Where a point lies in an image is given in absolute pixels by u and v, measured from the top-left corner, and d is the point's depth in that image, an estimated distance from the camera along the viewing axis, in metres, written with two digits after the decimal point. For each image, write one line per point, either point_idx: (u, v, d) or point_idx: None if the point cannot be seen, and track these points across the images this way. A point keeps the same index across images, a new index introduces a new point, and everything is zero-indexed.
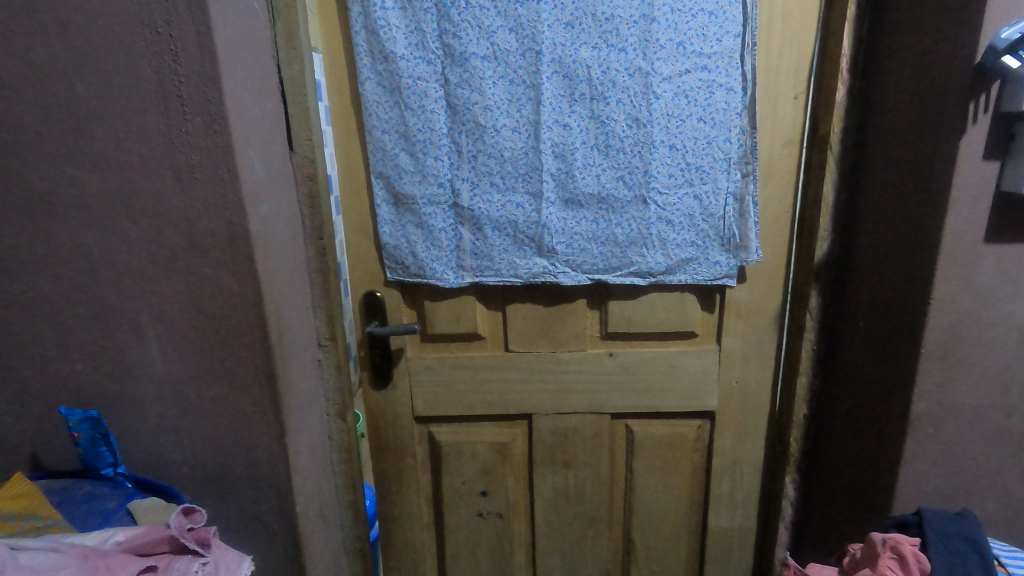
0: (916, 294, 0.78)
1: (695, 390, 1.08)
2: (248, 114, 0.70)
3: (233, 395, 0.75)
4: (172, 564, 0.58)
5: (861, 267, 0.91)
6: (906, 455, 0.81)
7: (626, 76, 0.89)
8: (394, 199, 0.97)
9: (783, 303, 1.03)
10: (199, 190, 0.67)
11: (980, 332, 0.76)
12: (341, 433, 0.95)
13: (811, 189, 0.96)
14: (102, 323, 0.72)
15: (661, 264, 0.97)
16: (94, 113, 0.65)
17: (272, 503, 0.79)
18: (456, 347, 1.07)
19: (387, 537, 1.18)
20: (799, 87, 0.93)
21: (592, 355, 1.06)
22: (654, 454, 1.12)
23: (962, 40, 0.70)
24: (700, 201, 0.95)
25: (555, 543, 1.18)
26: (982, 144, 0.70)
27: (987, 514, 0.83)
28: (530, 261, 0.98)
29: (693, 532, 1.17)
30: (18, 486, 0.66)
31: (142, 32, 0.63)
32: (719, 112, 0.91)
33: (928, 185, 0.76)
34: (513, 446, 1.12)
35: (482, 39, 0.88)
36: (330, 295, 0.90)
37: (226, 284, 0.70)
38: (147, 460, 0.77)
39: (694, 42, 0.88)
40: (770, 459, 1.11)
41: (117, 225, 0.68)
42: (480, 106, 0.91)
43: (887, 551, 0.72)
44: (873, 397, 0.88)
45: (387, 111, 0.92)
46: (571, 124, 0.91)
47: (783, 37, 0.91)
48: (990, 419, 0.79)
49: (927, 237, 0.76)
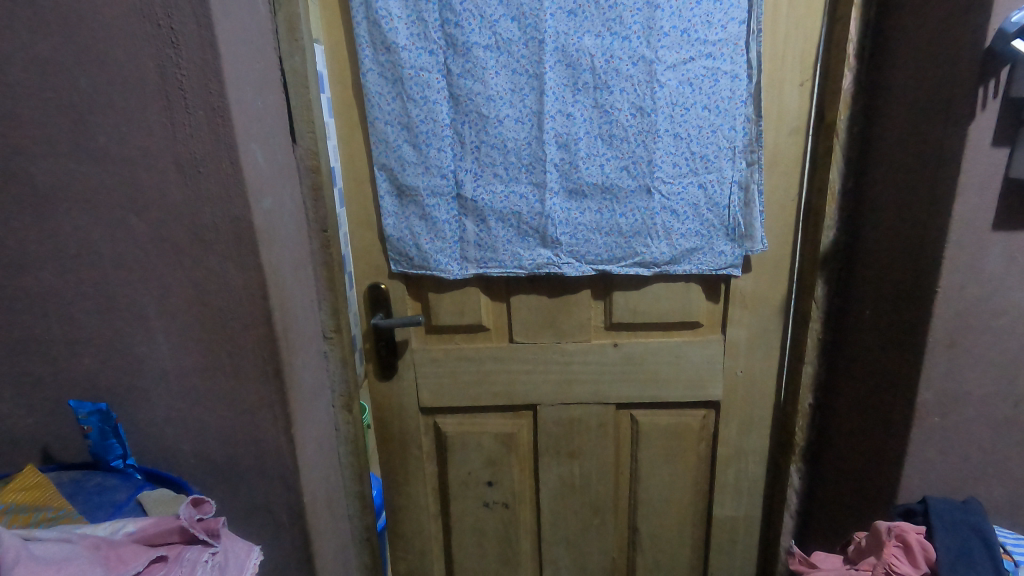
0: (922, 283, 0.78)
1: (700, 380, 1.08)
2: (250, 106, 0.70)
3: (240, 387, 0.75)
4: (183, 554, 0.59)
5: (868, 256, 0.91)
6: (912, 442, 0.81)
7: (630, 65, 0.88)
8: (397, 191, 0.97)
9: (788, 293, 1.02)
10: (202, 182, 0.67)
11: (987, 321, 0.75)
12: (347, 425, 0.95)
13: (816, 177, 0.95)
14: (108, 316, 0.73)
15: (666, 254, 0.97)
16: (95, 108, 0.65)
17: (281, 494, 0.80)
18: (460, 339, 1.08)
19: (395, 527, 1.19)
20: (804, 74, 0.92)
21: (597, 346, 1.06)
22: (659, 444, 1.12)
23: (971, 24, 0.69)
24: (705, 190, 0.94)
25: (561, 532, 1.18)
26: (990, 131, 0.69)
27: (993, 502, 0.82)
28: (534, 252, 0.97)
29: (698, 521, 1.18)
30: (29, 480, 0.67)
31: (142, 24, 0.63)
32: (723, 100, 0.90)
33: (934, 173, 0.75)
34: (518, 437, 1.13)
35: (484, 29, 0.88)
36: (335, 287, 0.90)
37: (231, 277, 0.71)
38: (155, 452, 0.78)
39: (698, 29, 0.87)
40: (775, 449, 1.12)
41: (123, 219, 0.69)
42: (482, 96, 0.90)
43: (892, 540, 0.72)
44: (879, 386, 0.88)
45: (389, 102, 0.92)
46: (574, 113, 0.91)
47: (789, 23, 0.90)
48: (996, 408, 0.78)
49: (934, 224, 0.75)
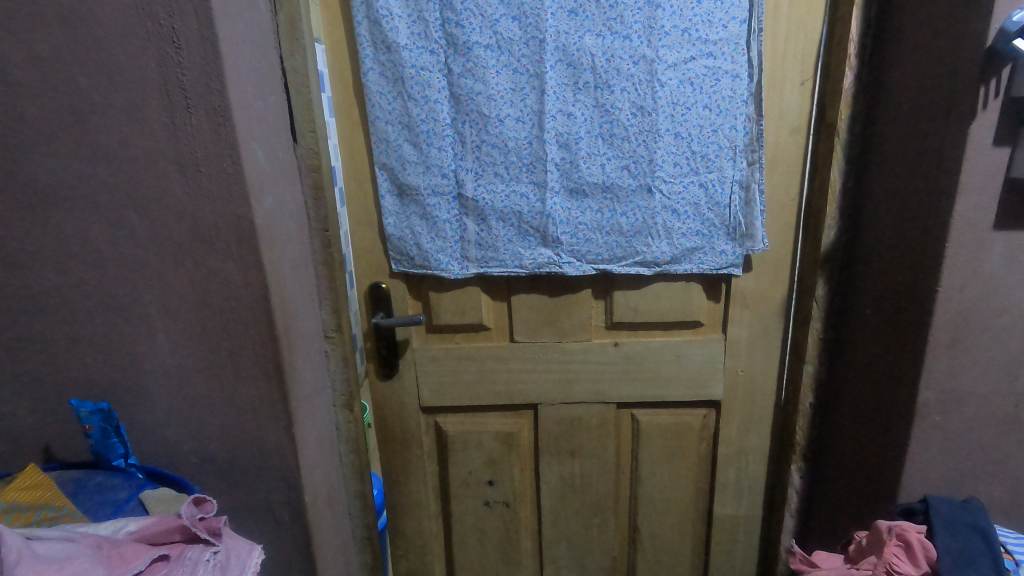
0: (923, 282, 0.78)
1: (701, 379, 1.08)
2: (251, 105, 0.70)
3: (241, 387, 0.75)
4: (184, 553, 0.59)
5: (868, 255, 0.91)
6: (913, 442, 0.81)
7: (631, 64, 0.88)
8: (398, 190, 0.97)
9: (788, 292, 1.02)
10: (203, 181, 0.67)
11: (988, 320, 0.75)
12: (348, 424, 0.96)
13: (817, 177, 0.95)
14: (109, 316, 0.73)
15: (667, 253, 0.97)
16: (96, 107, 0.65)
17: (282, 493, 0.80)
18: (460, 338, 1.08)
19: (395, 526, 1.19)
20: (805, 73, 0.92)
21: (597, 345, 1.06)
22: (660, 443, 1.12)
23: (973, 23, 0.69)
24: (706, 189, 0.94)
25: (562, 531, 1.18)
26: (991, 130, 0.69)
27: (993, 501, 0.82)
28: (535, 251, 0.97)
29: (698, 520, 1.18)
30: (31, 478, 0.66)
31: (143, 24, 0.63)
32: (724, 99, 0.90)
33: (936, 172, 0.75)
34: (518, 436, 1.13)
35: (484, 28, 0.88)
36: (335, 287, 0.90)
37: (232, 276, 0.71)
38: (157, 451, 0.78)
39: (699, 28, 0.87)
40: (776, 448, 1.12)
41: (125, 219, 0.69)
42: (483, 95, 0.90)
43: (893, 539, 0.72)
44: (879, 385, 0.88)
45: (390, 101, 0.92)
46: (575, 112, 0.91)
47: (789, 22, 0.90)
48: (997, 407, 0.79)
49: (936, 223, 0.75)
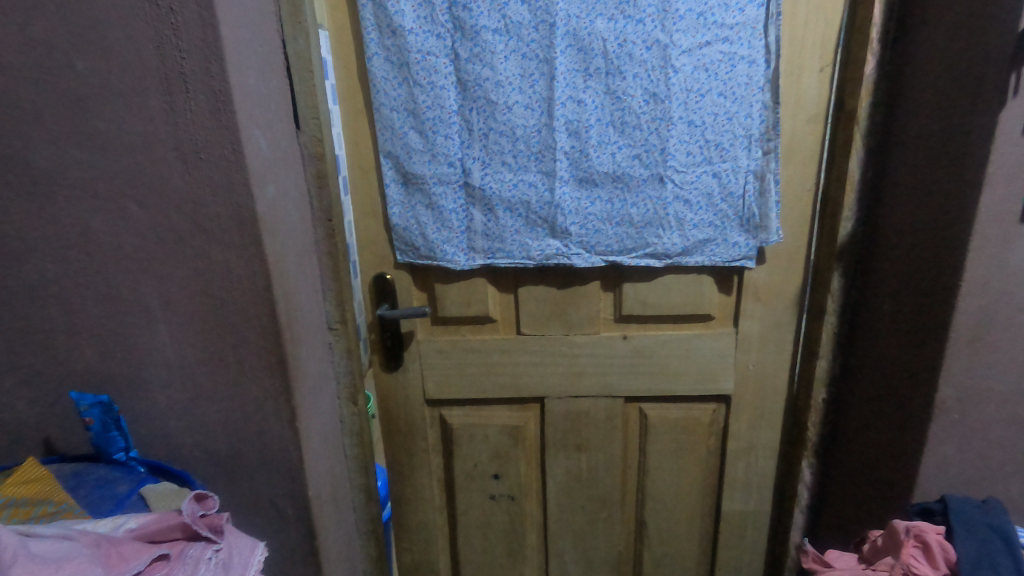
0: (944, 275, 0.75)
1: (711, 372, 1.06)
2: (252, 90, 0.67)
3: (243, 380, 0.74)
4: (185, 551, 0.58)
5: (887, 246, 0.88)
6: (930, 440, 0.79)
7: (643, 49, 0.85)
8: (404, 179, 0.94)
9: (802, 285, 1.00)
10: (203, 169, 0.65)
11: (1012, 315, 0.73)
12: (352, 417, 0.94)
13: (834, 166, 0.92)
14: (109, 306, 0.71)
15: (678, 245, 0.95)
16: (93, 90, 0.63)
17: (285, 486, 0.79)
18: (466, 330, 1.06)
19: (399, 518, 1.18)
20: (824, 60, 0.89)
21: (606, 338, 1.04)
22: (668, 437, 1.10)
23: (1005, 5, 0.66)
24: (719, 179, 0.92)
25: (568, 526, 1.17)
26: (1021, 118, 0.67)
27: (1011, 500, 0.80)
28: (543, 242, 0.95)
29: (706, 514, 1.16)
30: (31, 472, 0.65)
31: (140, 4, 0.60)
32: (740, 86, 0.87)
33: (960, 163, 0.73)
34: (525, 429, 1.11)
35: (493, 11, 0.85)
36: (339, 277, 0.88)
37: (234, 267, 0.69)
38: (158, 445, 0.77)
39: (714, 13, 0.84)
40: (786, 443, 1.10)
41: (123, 208, 0.67)
42: (491, 81, 0.88)
43: (911, 540, 0.70)
44: (896, 381, 0.86)
45: (395, 87, 0.90)
46: (585, 99, 0.88)
47: (809, 7, 0.86)
48: (1020, 405, 0.76)
49: (959, 214, 0.73)
